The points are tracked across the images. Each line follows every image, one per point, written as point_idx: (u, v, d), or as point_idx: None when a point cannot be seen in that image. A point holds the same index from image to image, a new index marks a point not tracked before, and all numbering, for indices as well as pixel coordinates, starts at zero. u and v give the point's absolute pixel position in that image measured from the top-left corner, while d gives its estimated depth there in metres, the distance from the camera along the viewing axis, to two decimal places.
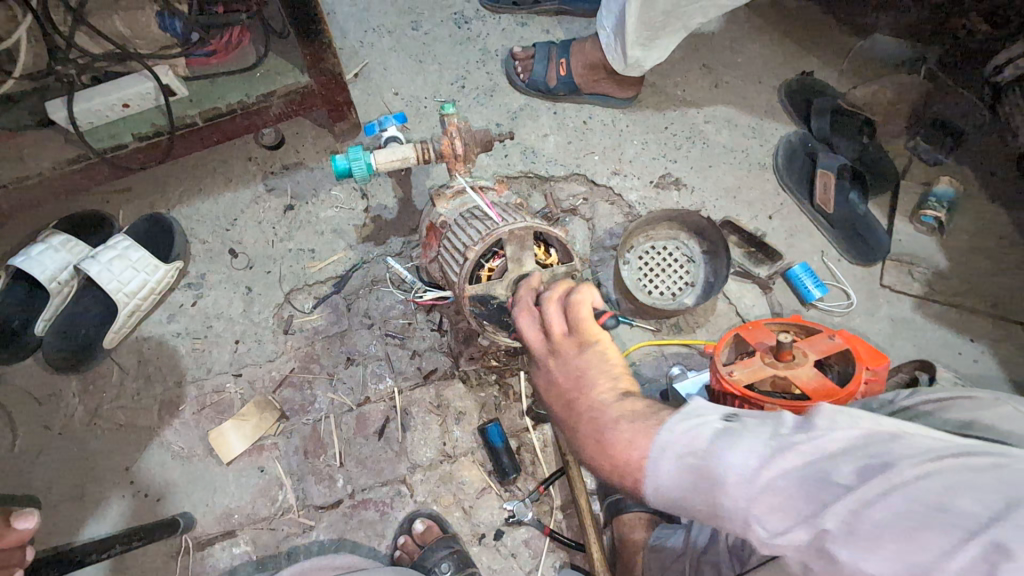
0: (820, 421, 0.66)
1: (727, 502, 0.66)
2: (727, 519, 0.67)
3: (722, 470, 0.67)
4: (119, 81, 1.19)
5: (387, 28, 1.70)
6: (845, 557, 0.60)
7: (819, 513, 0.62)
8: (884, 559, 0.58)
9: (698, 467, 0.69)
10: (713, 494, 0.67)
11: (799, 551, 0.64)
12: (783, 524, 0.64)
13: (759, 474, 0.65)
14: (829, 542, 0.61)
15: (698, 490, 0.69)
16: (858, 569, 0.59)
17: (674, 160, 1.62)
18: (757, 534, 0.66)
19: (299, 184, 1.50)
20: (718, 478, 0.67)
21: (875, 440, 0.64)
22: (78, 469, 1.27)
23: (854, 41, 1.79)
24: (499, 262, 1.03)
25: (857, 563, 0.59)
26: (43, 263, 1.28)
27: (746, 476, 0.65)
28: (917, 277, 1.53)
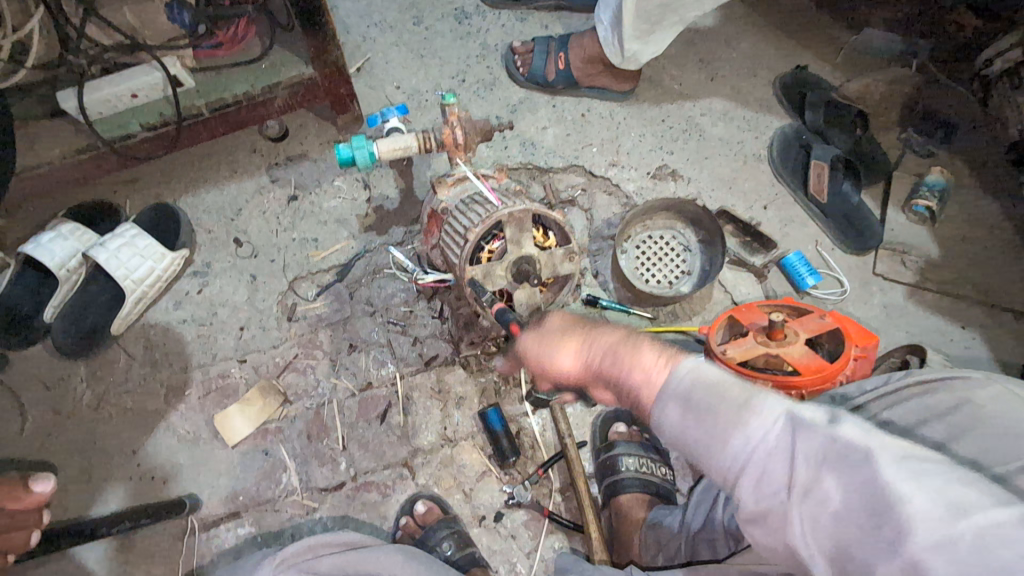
0: (843, 406, 0.71)
1: (741, 418, 0.68)
2: (734, 437, 0.68)
3: (752, 396, 0.69)
4: (127, 72, 1.22)
5: (389, 23, 1.73)
6: (865, 473, 0.59)
7: (844, 432, 0.63)
8: (906, 480, 0.57)
9: (727, 387, 0.71)
10: (734, 402, 0.70)
11: (793, 485, 0.63)
12: (790, 453, 0.64)
13: (785, 399, 0.69)
14: (851, 457, 0.61)
15: (716, 400, 0.71)
16: (878, 484, 0.58)
17: (671, 152, 1.65)
18: (773, 443, 0.66)
19: (303, 174, 1.53)
20: (742, 390, 0.71)
21: (892, 429, 0.68)
22: (85, 451, 1.30)
23: (848, 36, 1.82)
24: (498, 244, 1.06)
25: (878, 479, 0.58)
26: (53, 250, 1.30)
27: (772, 398, 0.69)
28: (910, 266, 1.56)
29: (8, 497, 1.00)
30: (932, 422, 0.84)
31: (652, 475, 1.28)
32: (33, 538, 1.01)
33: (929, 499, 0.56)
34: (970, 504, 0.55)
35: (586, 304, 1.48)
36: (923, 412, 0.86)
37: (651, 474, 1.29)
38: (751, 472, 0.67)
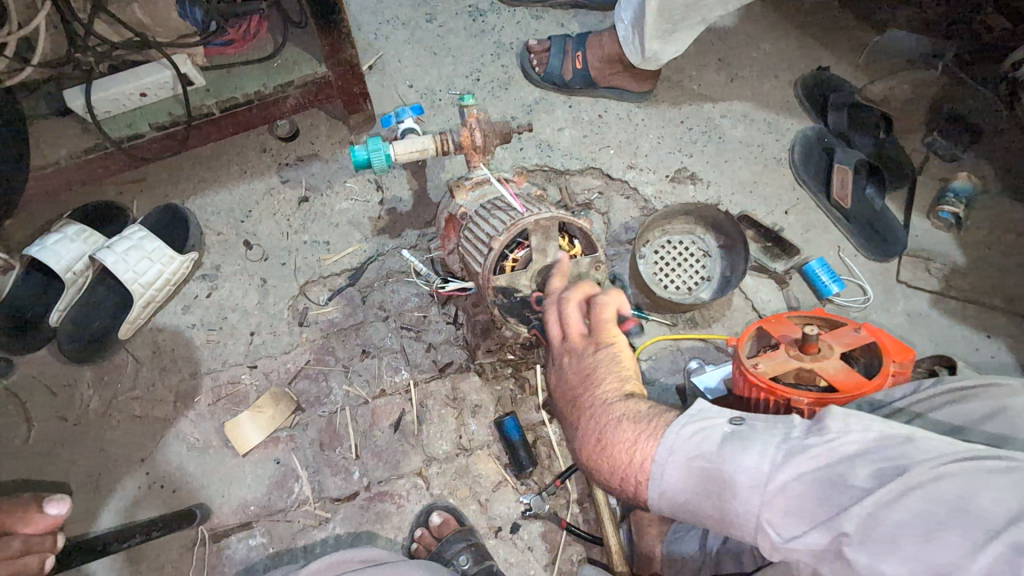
0: (832, 424, 0.67)
1: (741, 507, 0.68)
2: (742, 524, 0.69)
3: (737, 475, 0.69)
4: (137, 70, 1.18)
5: (401, 20, 1.69)
6: (860, 559, 0.60)
7: (834, 517, 0.62)
8: (904, 560, 0.58)
9: (710, 471, 0.71)
10: (726, 498, 0.70)
11: (815, 561, 0.64)
12: (797, 536, 0.65)
13: (772, 477, 0.67)
14: (845, 546, 0.61)
15: (709, 498, 0.71)
16: (877, 571, 0.59)
17: (690, 155, 1.61)
18: (774, 535, 0.67)
19: (314, 175, 1.49)
20: (729, 480, 0.69)
21: (890, 443, 0.65)
22: (93, 459, 1.27)
23: (870, 37, 1.79)
24: (523, 252, 1.01)
25: (876, 565, 0.59)
26: (59, 253, 1.27)
27: (759, 478, 0.67)
28: (935, 272, 1.53)
29: (20, 518, 0.99)
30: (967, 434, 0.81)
31: None
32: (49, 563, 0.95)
33: None
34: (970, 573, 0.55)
35: None
36: (956, 422, 0.82)
37: None
38: (765, 534, 0.68)
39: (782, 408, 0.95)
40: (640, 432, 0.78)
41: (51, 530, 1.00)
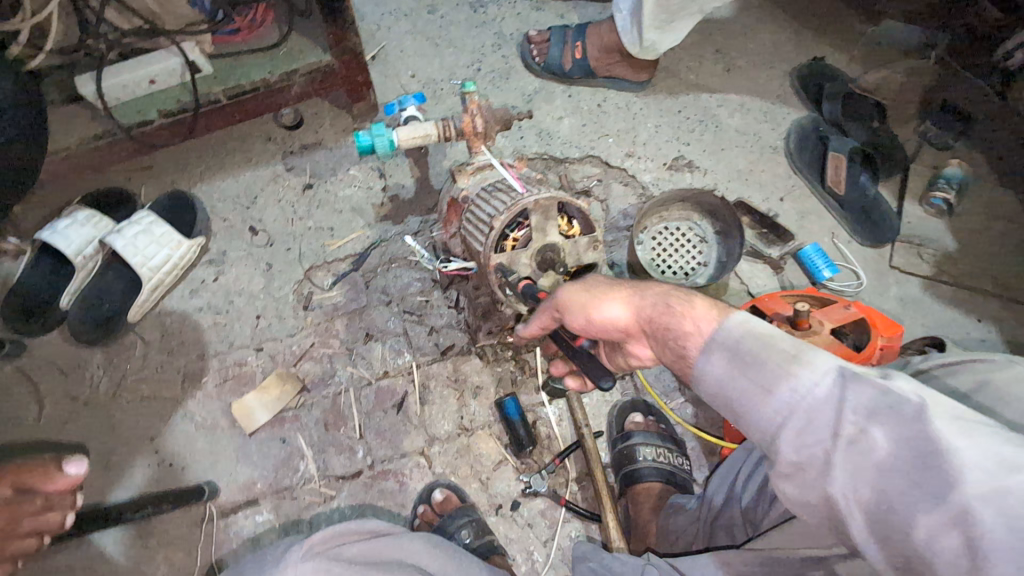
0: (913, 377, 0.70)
1: (821, 360, 0.68)
2: (813, 373, 0.67)
3: (821, 349, 0.71)
4: (146, 57, 1.21)
5: (404, 11, 1.71)
6: (939, 429, 0.59)
7: (918, 394, 0.63)
8: (980, 446, 0.57)
9: (794, 339, 0.73)
10: (806, 353, 0.69)
11: (879, 421, 0.62)
12: (872, 388, 0.63)
13: (860, 358, 0.68)
14: (926, 414, 0.60)
15: (770, 371, 0.70)
16: (952, 443, 0.58)
17: (687, 143, 1.64)
18: (848, 384, 0.65)
19: (318, 163, 1.52)
20: (816, 350, 0.70)
21: None
22: (103, 438, 1.30)
23: (865, 28, 1.81)
24: (523, 232, 1.04)
25: (952, 436, 0.58)
26: (69, 237, 1.30)
27: (845, 360, 0.69)
28: (926, 258, 1.57)
29: (42, 478, 1.03)
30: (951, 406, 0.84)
31: (669, 464, 1.28)
32: (70, 519, 1.05)
33: (999, 468, 0.56)
34: None
35: None
36: (944, 395, 0.86)
37: (668, 463, 1.28)
38: (832, 389, 0.66)
39: None
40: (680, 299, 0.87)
41: (69, 488, 1.07)
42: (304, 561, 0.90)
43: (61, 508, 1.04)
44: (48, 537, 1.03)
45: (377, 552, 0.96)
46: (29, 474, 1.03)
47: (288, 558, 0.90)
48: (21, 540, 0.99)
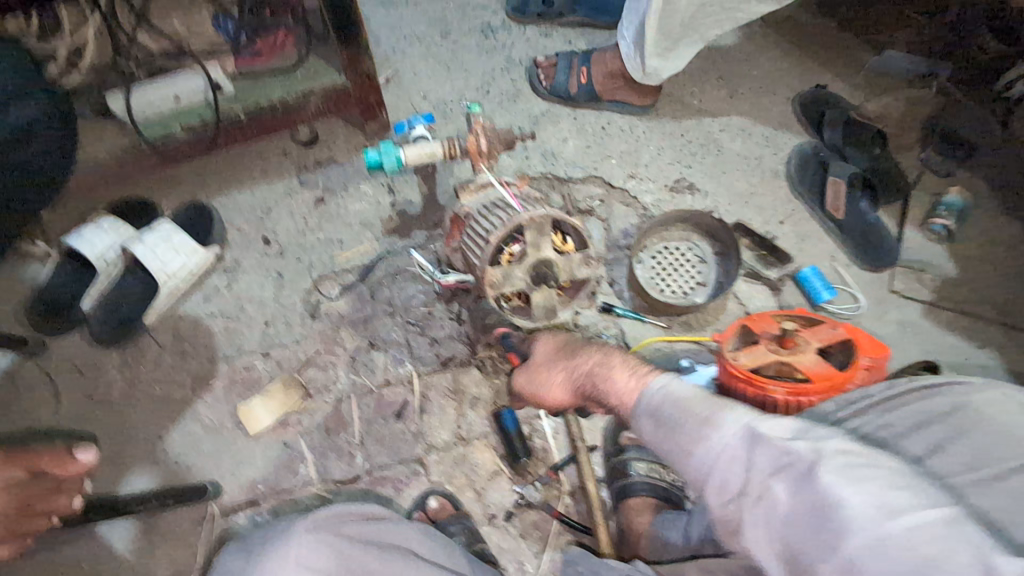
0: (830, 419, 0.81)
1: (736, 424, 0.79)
2: (730, 438, 0.79)
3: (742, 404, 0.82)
4: (172, 77, 1.29)
5: (417, 36, 1.78)
6: (826, 479, 0.68)
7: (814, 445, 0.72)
8: (862, 490, 0.66)
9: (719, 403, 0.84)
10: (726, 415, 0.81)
11: (783, 474, 0.72)
12: (772, 451, 0.74)
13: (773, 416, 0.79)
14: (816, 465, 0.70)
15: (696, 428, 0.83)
16: (835, 491, 0.67)
17: (689, 166, 1.68)
18: (754, 447, 0.76)
19: (330, 178, 1.59)
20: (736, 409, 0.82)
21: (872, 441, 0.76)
22: (115, 435, 1.35)
23: (868, 57, 1.84)
24: (519, 246, 1.07)
25: (836, 485, 0.67)
26: (93, 242, 1.38)
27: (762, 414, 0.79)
28: (926, 284, 1.58)
29: (54, 462, 1.11)
30: (931, 424, 0.84)
31: (663, 480, 1.28)
32: (78, 503, 1.13)
33: (876, 509, 0.64)
34: (912, 516, 0.63)
35: (601, 312, 1.52)
36: (921, 415, 0.85)
37: (662, 479, 1.29)
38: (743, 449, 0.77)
39: (759, 397, 1.01)
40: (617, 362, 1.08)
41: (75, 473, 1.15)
42: (308, 531, 0.89)
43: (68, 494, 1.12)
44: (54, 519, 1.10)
45: (377, 536, 0.96)
46: (40, 457, 1.11)
47: (296, 527, 0.90)
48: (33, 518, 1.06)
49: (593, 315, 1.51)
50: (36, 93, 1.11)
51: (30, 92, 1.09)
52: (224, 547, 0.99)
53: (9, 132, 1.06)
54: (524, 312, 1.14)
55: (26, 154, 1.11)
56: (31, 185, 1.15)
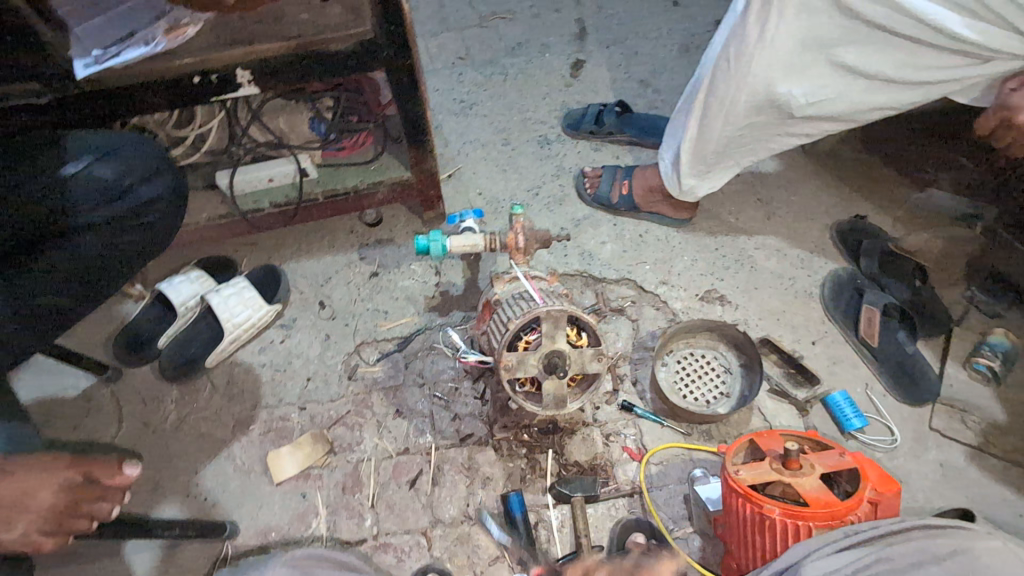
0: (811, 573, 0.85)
1: None
2: None
3: None
4: (270, 162, 1.55)
5: (482, 141, 2.01)
6: None
7: None
8: None
9: None
10: None
11: None
12: None
13: None
14: None
15: None
16: None
17: (721, 279, 1.74)
18: None
19: (387, 256, 1.77)
20: None
21: None
22: (159, 464, 1.49)
23: (912, 192, 1.88)
24: (534, 336, 1.17)
25: None
26: (181, 290, 1.60)
27: None
28: (972, 426, 1.51)
29: (104, 470, 1.05)
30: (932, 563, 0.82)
31: None
32: (112, 515, 1.04)
33: None
34: None
35: (620, 410, 1.54)
36: (923, 554, 0.83)
37: None
38: None
39: (757, 515, 1.01)
40: None
41: (122, 486, 1.07)
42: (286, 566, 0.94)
43: (108, 503, 1.04)
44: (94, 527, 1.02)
45: None
46: (97, 462, 1.05)
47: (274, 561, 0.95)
48: (76, 520, 0.99)
49: (613, 412, 1.54)
50: (165, 175, 1.21)
51: (160, 173, 1.20)
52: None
53: (133, 204, 1.14)
54: (535, 399, 1.20)
55: (149, 224, 1.18)
56: (147, 250, 1.22)
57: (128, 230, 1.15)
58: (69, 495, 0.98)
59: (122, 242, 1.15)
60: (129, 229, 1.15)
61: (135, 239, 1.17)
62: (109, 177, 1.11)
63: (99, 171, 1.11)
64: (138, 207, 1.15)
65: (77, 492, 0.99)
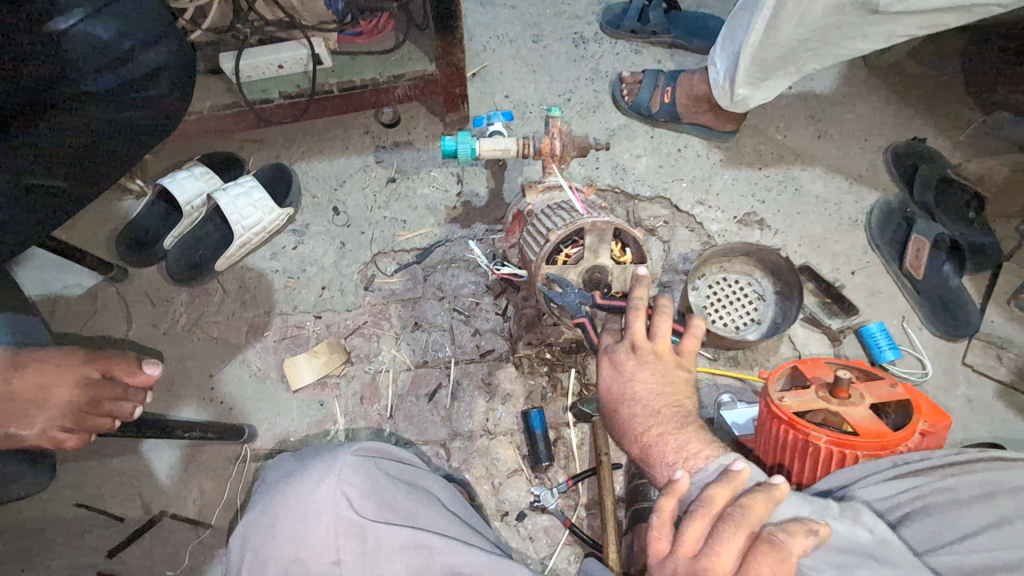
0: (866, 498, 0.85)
1: None
2: None
3: None
4: (280, 45, 1.39)
5: (510, 37, 1.82)
6: None
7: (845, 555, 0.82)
8: None
9: None
10: None
11: None
12: None
13: None
14: None
15: None
16: None
17: (762, 201, 1.63)
18: None
19: (405, 161, 1.65)
20: None
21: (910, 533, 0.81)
22: (173, 366, 1.45)
23: (977, 115, 1.72)
24: (576, 250, 1.10)
25: None
26: (184, 187, 1.48)
27: None
28: (1007, 363, 1.46)
29: (123, 368, 1.01)
30: (999, 497, 0.83)
31: None
32: (137, 414, 1.00)
33: None
34: None
35: None
36: (992, 484, 0.85)
37: None
38: None
39: (800, 443, 0.97)
40: (359, 483, 0.94)
41: (144, 386, 1.03)
42: (353, 454, 0.97)
43: (132, 401, 1.00)
44: (118, 425, 0.98)
45: (413, 477, 1.04)
46: (113, 360, 1.00)
47: (340, 451, 0.98)
48: (97, 418, 0.95)
49: None
50: (169, 41, 1.07)
51: (164, 37, 1.06)
52: (282, 453, 1.08)
53: (138, 72, 1.03)
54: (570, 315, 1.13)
55: (154, 97, 1.08)
56: (156, 124, 1.12)
57: (131, 104, 1.05)
58: (87, 392, 0.94)
59: (126, 116, 1.05)
60: (133, 104, 1.05)
61: (142, 116, 1.07)
62: (108, 38, 0.97)
63: (95, 28, 0.95)
64: (144, 74, 1.04)
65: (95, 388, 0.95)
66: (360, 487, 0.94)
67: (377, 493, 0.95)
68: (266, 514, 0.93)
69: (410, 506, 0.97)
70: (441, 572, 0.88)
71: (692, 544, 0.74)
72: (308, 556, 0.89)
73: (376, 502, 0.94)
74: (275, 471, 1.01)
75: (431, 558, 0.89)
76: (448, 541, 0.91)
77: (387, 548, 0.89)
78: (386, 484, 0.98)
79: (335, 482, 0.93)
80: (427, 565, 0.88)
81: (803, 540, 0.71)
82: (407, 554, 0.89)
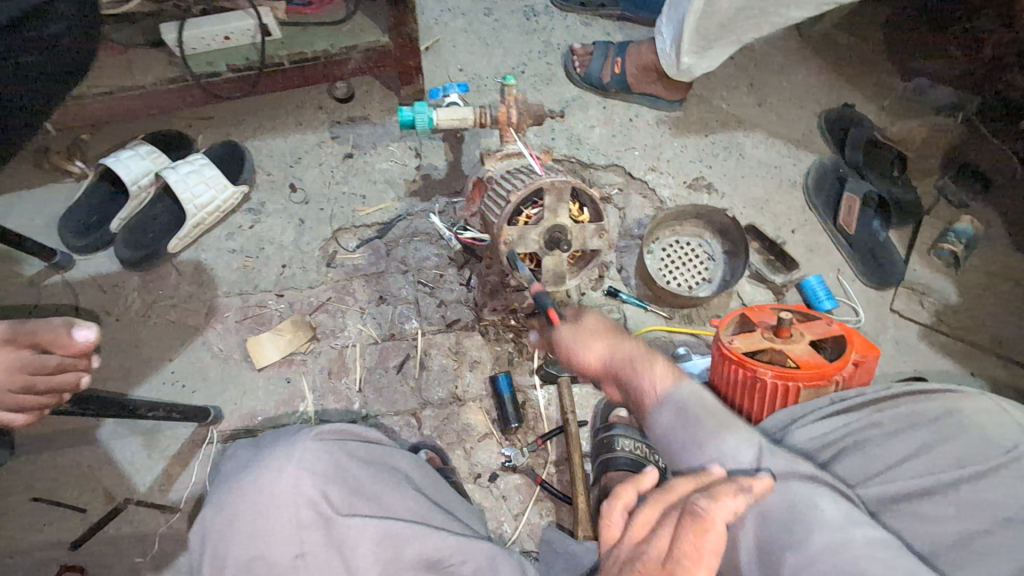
0: None
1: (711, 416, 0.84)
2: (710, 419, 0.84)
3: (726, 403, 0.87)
4: (225, 16, 1.35)
5: (462, 10, 1.82)
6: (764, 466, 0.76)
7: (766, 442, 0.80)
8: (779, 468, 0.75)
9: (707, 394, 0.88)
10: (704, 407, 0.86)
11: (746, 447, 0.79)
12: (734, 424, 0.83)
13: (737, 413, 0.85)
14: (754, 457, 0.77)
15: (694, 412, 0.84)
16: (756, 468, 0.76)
17: (709, 166, 1.71)
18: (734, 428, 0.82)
19: (361, 135, 1.64)
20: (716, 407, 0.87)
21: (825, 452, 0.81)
22: (128, 353, 1.41)
23: (900, 81, 1.85)
24: (536, 211, 1.14)
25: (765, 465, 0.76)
26: (130, 166, 1.43)
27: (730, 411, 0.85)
28: (927, 307, 1.60)
29: (53, 341, 0.92)
30: (920, 428, 0.91)
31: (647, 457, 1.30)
32: (85, 382, 0.99)
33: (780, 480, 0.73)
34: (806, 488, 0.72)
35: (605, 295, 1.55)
36: (915, 417, 0.92)
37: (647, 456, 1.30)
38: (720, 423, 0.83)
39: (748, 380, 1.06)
40: (323, 472, 0.94)
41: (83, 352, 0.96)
42: (312, 441, 0.96)
43: (72, 373, 0.97)
44: (66, 398, 0.99)
45: (377, 456, 1.04)
46: (41, 331, 0.92)
47: (301, 436, 0.97)
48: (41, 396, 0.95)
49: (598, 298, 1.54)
50: None
51: None
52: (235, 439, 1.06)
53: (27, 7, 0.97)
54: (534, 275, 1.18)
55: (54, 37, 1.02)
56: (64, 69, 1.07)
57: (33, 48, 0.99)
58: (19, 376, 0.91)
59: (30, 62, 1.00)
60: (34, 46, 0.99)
61: (45, 60, 1.02)
62: None
63: None
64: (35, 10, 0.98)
65: (26, 371, 0.91)
66: (324, 474, 0.94)
67: (342, 480, 0.95)
68: (222, 508, 0.91)
69: (378, 491, 0.98)
70: (413, 560, 0.91)
71: (640, 527, 0.69)
72: (269, 551, 0.88)
73: (343, 489, 0.94)
74: (230, 461, 0.99)
75: (402, 549, 0.91)
76: (417, 528, 0.93)
77: (356, 541, 0.90)
78: (354, 473, 0.97)
79: (294, 473, 0.92)
80: (401, 555, 0.91)
81: (730, 503, 0.63)
82: (379, 546, 0.90)
